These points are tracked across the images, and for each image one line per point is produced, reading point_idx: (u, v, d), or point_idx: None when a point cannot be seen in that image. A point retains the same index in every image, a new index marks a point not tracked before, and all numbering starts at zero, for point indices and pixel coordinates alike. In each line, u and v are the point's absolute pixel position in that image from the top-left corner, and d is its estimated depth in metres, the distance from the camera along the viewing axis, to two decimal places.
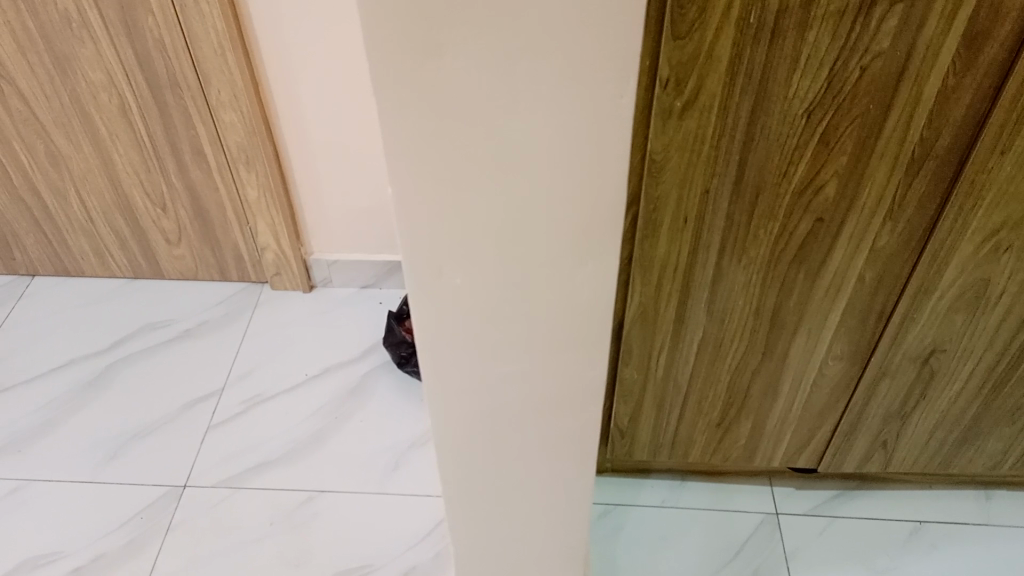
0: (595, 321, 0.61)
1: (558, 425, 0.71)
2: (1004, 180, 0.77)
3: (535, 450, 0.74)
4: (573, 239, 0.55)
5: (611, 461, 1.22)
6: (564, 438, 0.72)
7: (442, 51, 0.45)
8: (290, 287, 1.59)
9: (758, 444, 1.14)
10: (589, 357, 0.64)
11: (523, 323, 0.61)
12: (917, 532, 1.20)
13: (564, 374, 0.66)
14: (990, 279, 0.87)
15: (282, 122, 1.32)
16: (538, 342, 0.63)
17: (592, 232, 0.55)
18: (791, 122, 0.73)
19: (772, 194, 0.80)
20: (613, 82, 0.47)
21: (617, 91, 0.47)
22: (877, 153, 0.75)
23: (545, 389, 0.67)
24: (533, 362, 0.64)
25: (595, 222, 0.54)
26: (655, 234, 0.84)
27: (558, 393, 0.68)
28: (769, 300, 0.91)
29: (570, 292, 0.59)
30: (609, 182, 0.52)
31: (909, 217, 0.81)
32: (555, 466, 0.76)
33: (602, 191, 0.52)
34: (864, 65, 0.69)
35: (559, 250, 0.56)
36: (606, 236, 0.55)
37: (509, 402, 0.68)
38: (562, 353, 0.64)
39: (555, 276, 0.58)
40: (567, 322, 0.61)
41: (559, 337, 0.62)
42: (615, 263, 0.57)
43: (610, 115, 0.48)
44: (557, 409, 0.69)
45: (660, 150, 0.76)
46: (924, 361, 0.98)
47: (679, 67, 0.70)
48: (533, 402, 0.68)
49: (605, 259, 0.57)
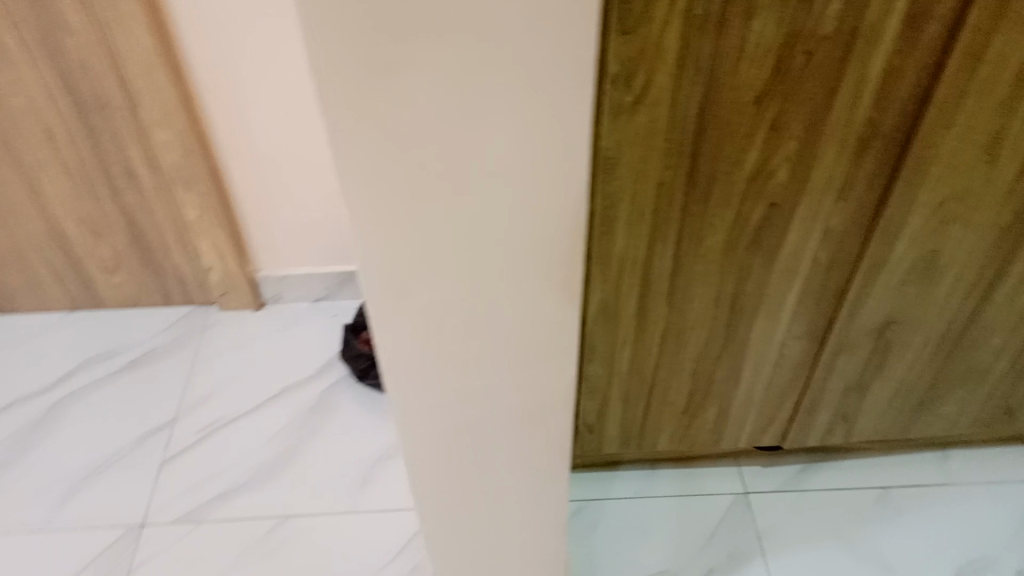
0: (563, 329, 0.60)
1: (532, 434, 0.70)
2: (948, 154, 0.78)
3: (509, 462, 0.73)
4: (538, 251, 0.54)
5: (580, 457, 1.21)
6: (537, 448, 0.72)
7: (397, 67, 0.44)
8: (238, 307, 1.54)
9: (725, 428, 1.15)
10: (560, 365, 0.63)
11: (491, 336, 0.60)
12: (883, 499, 1.23)
13: (535, 386, 0.65)
14: (938, 252, 0.89)
15: (220, 138, 1.28)
16: (506, 357, 0.62)
17: (557, 240, 0.54)
18: (741, 111, 0.73)
19: (726, 183, 0.80)
20: (572, 89, 0.46)
21: (577, 97, 0.46)
22: (826, 136, 0.76)
23: (516, 400, 0.66)
24: (502, 375, 0.63)
25: (560, 231, 0.53)
26: (612, 229, 0.84)
27: (529, 403, 0.67)
28: (729, 286, 0.92)
29: (537, 302, 0.58)
30: (572, 188, 0.51)
31: (857, 197, 0.82)
32: (529, 476, 0.75)
33: (564, 198, 0.51)
34: (810, 50, 0.69)
35: (524, 262, 0.55)
36: (571, 245, 0.54)
37: (480, 416, 0.67)
38: (532, 365, 0.63)
39: (522, 288, 0.56)
40: (535, 333, 0.60)
41: (528, 348, 0.61)
42: (581, 270, 0.56)
43: (570, 124, 0.47)
44: (530, 421, 0.68)
45: (613, 146, 0.76)
46: (879, 334, 1.01)
47: (627, 63, 0.69)
48: (505, 417, 0.68)
49: (571, 267, 0.56)
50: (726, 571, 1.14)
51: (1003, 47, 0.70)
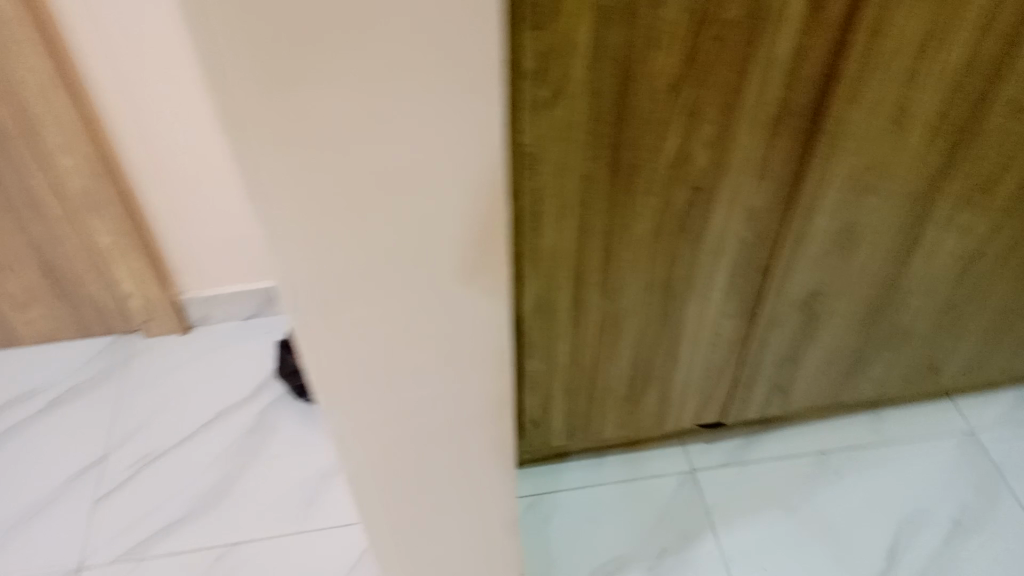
0: (495, 330, 0.60)
1: (475, 438, 0.69)
2: (857, 128, 0.81)
3: (454, 467, 0.72)
4: (465, 254, 0.53)
5: (528, 452, 1.21)
6: (481, 449, 0.71)
7: (299, 79, 0.42)
8: (164, 332, 1.48)
9: (667, 410, 1.17)
10: (495, 367, 0.63)
11: (423, 345, 0.59)
12: (823, 464, 1.26)
13: (474, 389, 0.64)
14: (855, 222, 0.92)
15: (129, 159, 1.22)
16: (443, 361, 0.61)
17: (481, 243, 0.53)
18: (657, 98, 0.74)
19: (649, 170, 0.81)
20: (483, 91, 0.45)
21: (488, 99, 0.45)
22: (741, 118, 0.78)
23: (455, 406, 0.65)
24: (439, 383, 0.62)
25: (483, 231, 0.52)
26: (541, 225, 0.84)
27: (469, 407, 0.66)
28: (659, 271, 0.93)
29: (467, 307, 0.57)
30: (491, 191, 0.50)
31: (776, 175, 0.84)
32: (475, 478, 0.74)
33: (485, 201, 0.50)
34: (719, 35, 0.70)
35: (451, 267, 0.54)
36: (496, 246, 0.54)
37: (420, 425, 0.66)
38: (468, 370, 0.62)
39: (450, 295, 0.56)
40: (472, 335, 0.59)
41: (462, 353, 0.60)
42: (508, 270, 0.56)
43: (484, 126, 0.46)
44: (471, 425, 0.68)
45: (534, 142, 0.75)
46: (807, 306, 1.04)
47: (541, 58, 0.69)
48: (447, 423, 0.67)
49: (497, 268, 0.55)
50: (679, 550, 1.16)
51: (901, 21, 0.72)
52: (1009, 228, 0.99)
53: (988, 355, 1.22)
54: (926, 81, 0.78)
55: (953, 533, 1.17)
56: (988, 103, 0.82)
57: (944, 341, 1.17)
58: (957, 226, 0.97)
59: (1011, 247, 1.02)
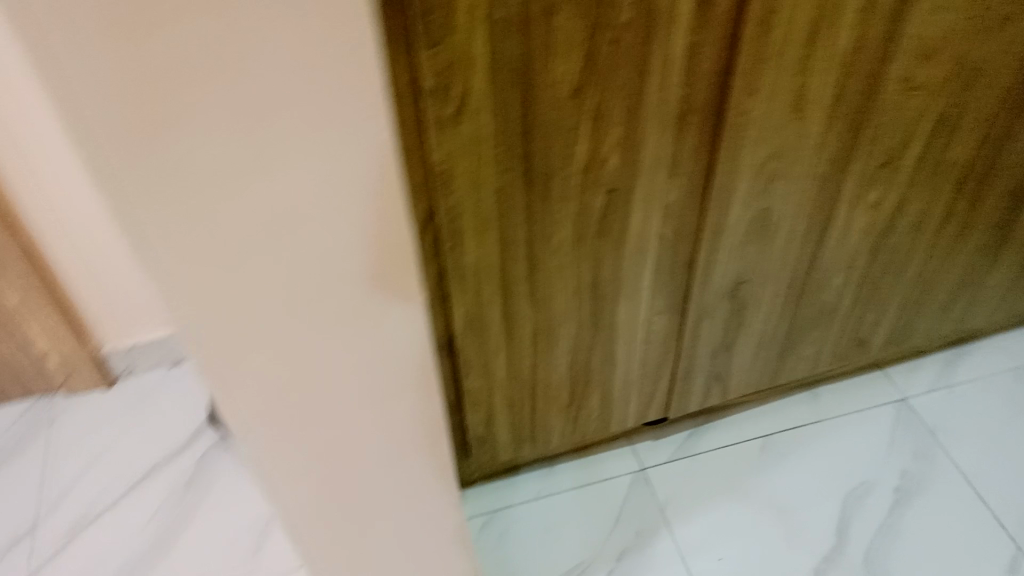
0: (416, 351, 0.59)
1: (412, 464, 0.68)
2: (760, 117, 0.83)
3: (395, 495, 0.71)
4: (373, 283, 0.52)
5: (477, 469, 1.20)
6: (418, 475, 0.70)
7: (175, 126, 0.40)
8: (87, 388, 1.41)
9: (611, 411, 1.17)
10: (422, 388, 0.62)
11: (344, 379, 0.57)
12: (767, 446, 1.29)
13: (401, 416, 0.63)
14: (769, 209, 0.94)
15: (29, 212, 1.18)
16: (365, 393, 0.59)
17: (391, 270, 0.52)
18: (562, 105, 0.74)
19: (563, 177, 0.81)
20: (371, 118, 0.43)
21: (378, 125, 0.44)
22: (646, 118, 0.78)
23: (387, 434, 0.64)
24: (366, 414, 0.61)
25: (392, 255, 0.51)
26: (461, 242, 0.83)
27: (401, 434, 0.64)
28: (586, 275, 0.93)
29: (384, 333, 0.56)
30: (394, 215, 0.49)
31: (687, 169, 0.85)
32: (417, 505, 0.73)
33: (389, 226, 0.49)
34: (615, 38, 0.70)
35: (361, 297, 0.52)
36: (407, 270, 0.53)
37: (354, 459, 0.64)
38: (394, 396, 0.61)
39: (365, 324, 0.54)
40: (391, 363, 0.58)
41: (386, 380, 0.59)
42: (421, 290, 0.55)
43: (376, 151, 0.45)
44: (406, 450, 0.66)
45: (443, 160, 0.74)
46: (733, 294, 1.05)
47: (441, 76, 0.68)
48: (379, 454, 0.65)
49: (411, 291, 0.54)
50: (637, 550, 1.16)
51: (789, 11, 0.73)
52: (915, 200, 1.02)
53: (911, 323, 1.26)
54: (819, 67, 0.80)
55: (896, 500, 1.21)
56: (880, 83, 0.84)
57: (868, 314, 1.20)
58: (866, 203, 0.99)
59: (919, 218, 1.06)
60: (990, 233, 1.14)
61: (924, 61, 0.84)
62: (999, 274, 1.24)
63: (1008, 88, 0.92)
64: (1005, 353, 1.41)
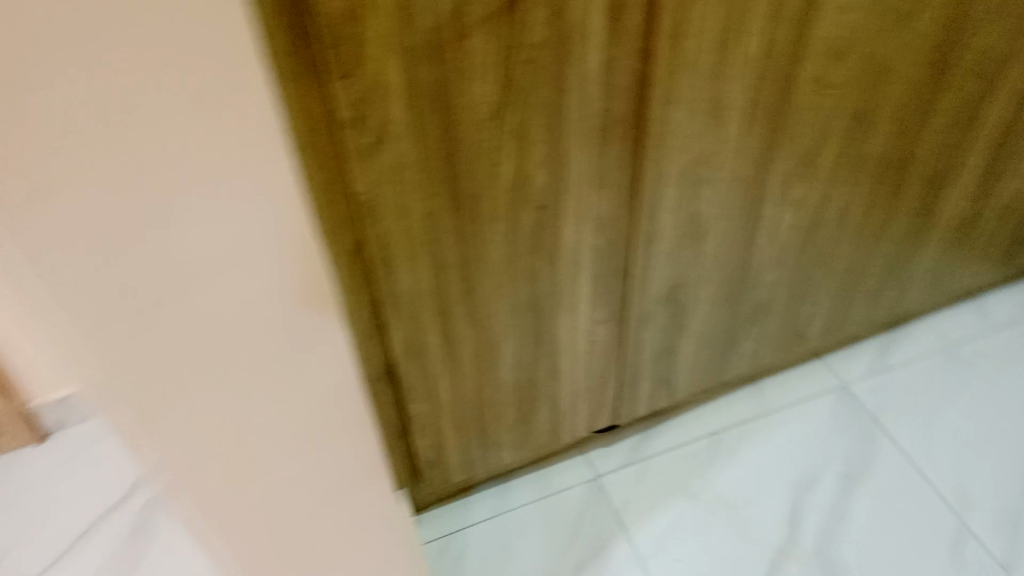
0: (345, 385, 0.58)
1: (354, 494, 0.68)
2: (680, 126, 0.84)
3: (339, 527, 0.70)
4: (293, 324, 0.51)
5: (430, 492, 1.18)
6: (358, 506, 0.69)
7: (63, 187, 0.38)
8: (18, 445, 1.35)
9: (561, 423, 1.17)
10: (353, 419, 0.61)
11: (273, 419, 0.56)
12: (716, 443, 1.30)
13: (335, 450, 0.62)
14: (697, 213, 0.95)
15: None
16: (295, 433, 0.59)
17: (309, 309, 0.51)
18: (482, 126, 0.74)
19: (490, 197, 0.80)
20: (273, 164, 0.42)
21: (281, 171, 0.43)
22: (568, 134, 0.78)
23: (323, 468, 0.63)
24: (299, 450, 0.60)
25: (310, 296, 0.50)
26: (393, 269, 0.81)
27: (338, 466, 0.64)
28: (523, 292, 0.93)
29: (309, 370, 0.55)
30: (307, 256, 0.48)
31: (614, 180, 0.86)
32: (360, 535, 0.72)
33: (303, 269, 0.49)
34: (530, 58, 0.70)
35: (281, 338, 0.51)
36: (327, 310, 0.52)
37: (293, 498, 0.63)
38: (327, 430, 0.60)
39: (288, 364, 0.53)
40: (319, 400, 0.58)
41: (316, 416, 0.58)
42: (343, 325, 0.54)
43: (283, 198, 0.44)
44: (346, 482, 0.66)
45: (367, 190, 0.73)
46: (671, 298, 1.07)
47: (356, 106, 0.67)
48: (315, 491, 0.64)
49: (332, 328, 0.53)
50: (596, 560, 1.16)
51: (699, 21, 0.74)
52: (839, 194, 1.05)
53: (845, 311, 1.30)
54: (734, 73, 0.81)
55: (843, 485, 1.24)
56: (793, 86, 0.86)
57: (803, 307, 1.23)
58: (791, 200, 1.02)
59: (843, 211, 1.08)
60: (912, 221, 1.18)
61: (834, 61, 0.86)
62: (923, 258, 1.28)
63: (916, 82, 0.95)
64: (936, 332, 1.45)
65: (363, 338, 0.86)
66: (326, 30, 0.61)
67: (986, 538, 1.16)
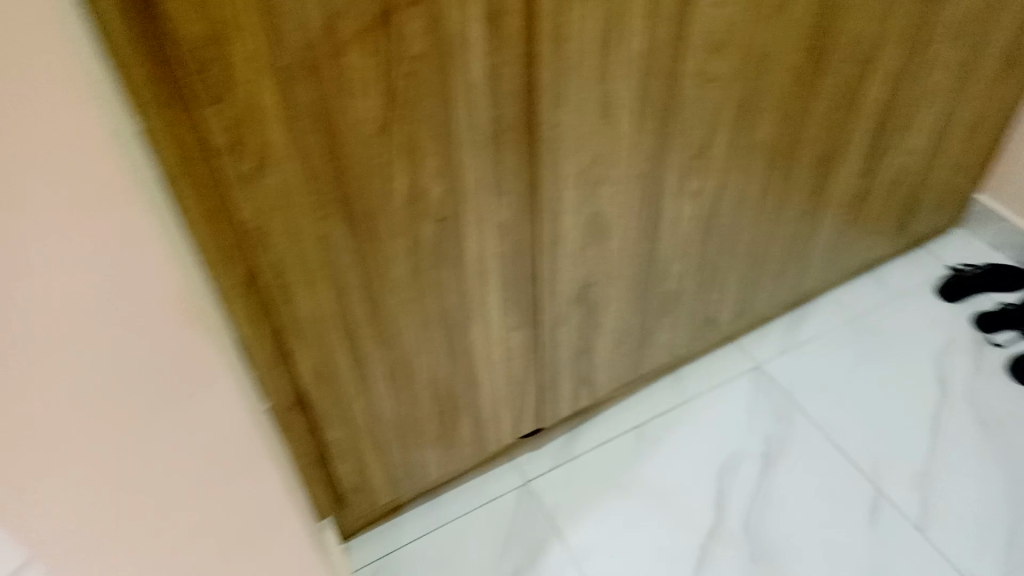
0: (237, 409, 0.58)
1: (272, 525, 0.67)
2: (572, 127, 0.84)
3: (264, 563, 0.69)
4: (169, 348, 0.52)
5: (358, 518, 1.15)
6: (278, 535, 0.68)
7: None
8: None
9: (485, 432, 1.16)
10: (253, 443, 0.61)
11: (171, 461, 0.56)
12: (641, 436, 1.32)
13: (240, 478, 0.61)
14: (598, 212, 0.96)
15: None
16: (195, 461, 0.57)
17: (182, 327, 0.52)
18: (370, 143, 0.72)
19: (387, 215, 0.78)
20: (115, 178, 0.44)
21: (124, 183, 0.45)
22: (460, 143, 0.77)
23: (235, 503, 0.62)
24: (206, 489, 0.59)
25: (180, 316, 0.51)
26: (292, 295, 0.78)
27: (252, 499, 0.63)
28: (432, 306, 0.91)
29: (197, 398, 0.55)
30: (169, 274, 0.50)
31: (512, 187, 0.85)
32: (287, 565, 0.71)
33: (168, 287, 0.50)
34: (411, 71, 0.69)
35: (158, 367, 0.52)
36: (195, 324, 0.53)
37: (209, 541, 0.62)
38: (229, 460, 0.60)
39: (173, 395, 0.53)
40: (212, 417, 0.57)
41: (214, 445, 0.58)
42: (215, 339, 0.56)
43: (134, 212, 0.46)
44: (263, 513, 0.65)
45: (253, 218, 0.70)
46: (582, 297, 1.07)
47: (232, 131, 0.64)
48: (228, 526, 0.63)
49: (206, 345, 0.54)
50: (532, 567, 1.16)
51: (578, 24, 0.75)
52: (734, 182, 1.07)
53: (752, 294, 1.33)
54: (619, 72, 0.82)
55: (764, 463, 1.27)
56: (679, 81, 0.87)
57: (712, 293, 1.26)
58: (689, 191, 1.03)
59: (740, 198, 1.11)
60: (806, 202, 1.22)
61: (715, 55, 0.88)
62: (821, 237, 1.32)
63: (795, 70, 0.98)
64: (839, 306, 1.51)
65: (267, 370, 0.83)
66: (188, 54, 0.58)
67: (900, 501, 1.21)
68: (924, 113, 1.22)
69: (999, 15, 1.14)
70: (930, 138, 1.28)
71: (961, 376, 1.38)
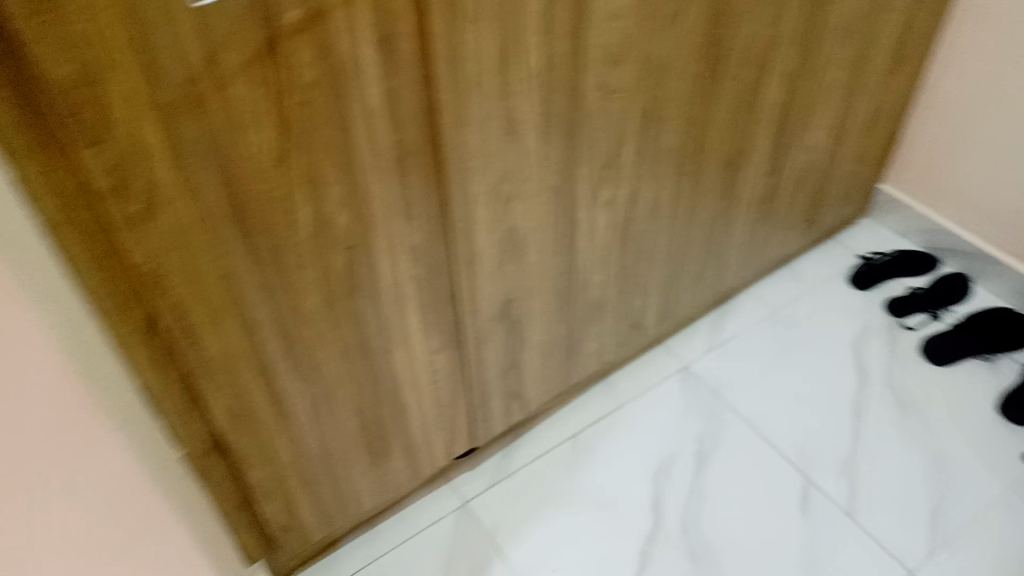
0: (99, 420, 0.60)
1: (150, 524, 0.69)
2: (478, 145, 0.83)
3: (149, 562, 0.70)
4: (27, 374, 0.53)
5: (291, 557, 1.11)
6: (157, 535, 0.70)
7: None
8: None
9: (418, 457, 1.13)
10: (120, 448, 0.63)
11: (46, 483, 0.57)
12: (577, 445, 1.32)
13: (113, 487, 0.63)
14: (513, 228, 0.96)
15: None
16: (70, 493, 0.59)
17: (33, 352, 0.53)
18: (267, 176, 0.69)
19: (293, 248, 0.76)
20: None
21: None
22: (364, 170, 0.75)
23: (113, 511, 0.64)
24: (85, 505, 0.60)
25: (30, 343, 0.52)
26: (198, 337, 0.75)
27: (126, 504, 0.65)
28: (350, 336, 0.88)
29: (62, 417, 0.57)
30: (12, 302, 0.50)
31: (422, 209, 0.84)
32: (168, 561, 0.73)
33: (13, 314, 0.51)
34: (304, 100, 0.67)
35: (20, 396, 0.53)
36: (48, 348, 0.54)
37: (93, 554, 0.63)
38: (100, 471, 0.61)
39: (38, 419, 0.55)
40: (98, 460, 0.61)
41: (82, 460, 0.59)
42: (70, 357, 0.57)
43: None
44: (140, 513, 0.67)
45: (147, 260, 0.67)
46: (504, 314, 1.06)
47: (115, 173, 0.61)
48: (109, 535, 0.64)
49: (63, 364, 0.56)
50: None
51: (474, 43, 0.74)
52: (646, 190, 1.09)
53: (674, 296, 1.35)
54: (520, 89, 0.82)
55: (698, 463, 1.29)
56: (581, 93, 0.88)
57: (635, 299, 1.27)
58: (602, 201, 1.04)
59: (653, 205, 1.12)
60: (718, 204, 1.24)
61: (614, 66, 0.89)
62: (735, 236, 1.35)
63: (695, 77, 1.00)
64: (759, 301, 1.55)
65: (178, 416, 0.79)
66: (58, 97, 0.55)
67: (828, 488, 1.25)
68: (822, 111, 1.26)
69: (884, 15, 1.19)
70: (830, 134, 1.33)
71: (878, 361, 1.43)
